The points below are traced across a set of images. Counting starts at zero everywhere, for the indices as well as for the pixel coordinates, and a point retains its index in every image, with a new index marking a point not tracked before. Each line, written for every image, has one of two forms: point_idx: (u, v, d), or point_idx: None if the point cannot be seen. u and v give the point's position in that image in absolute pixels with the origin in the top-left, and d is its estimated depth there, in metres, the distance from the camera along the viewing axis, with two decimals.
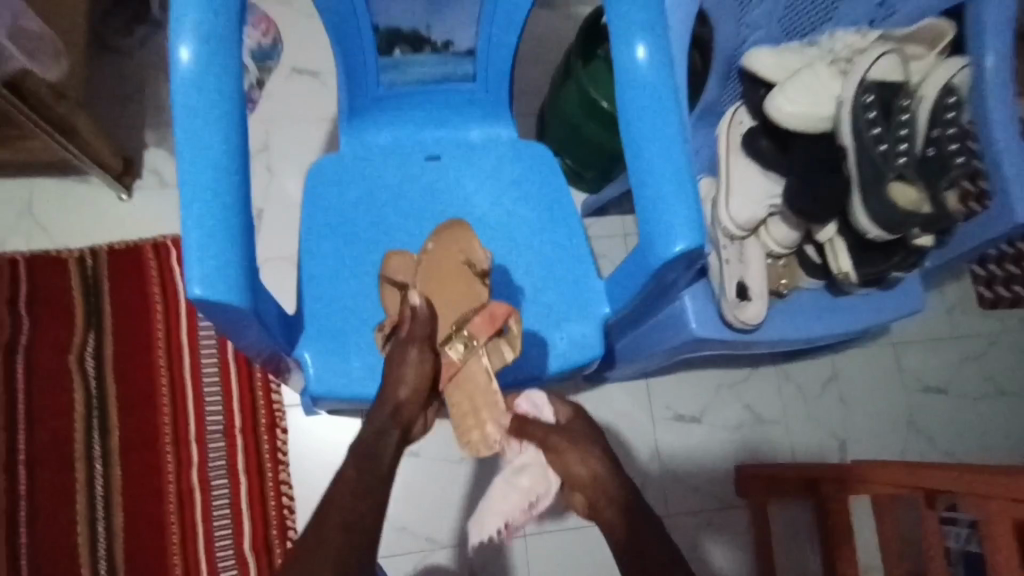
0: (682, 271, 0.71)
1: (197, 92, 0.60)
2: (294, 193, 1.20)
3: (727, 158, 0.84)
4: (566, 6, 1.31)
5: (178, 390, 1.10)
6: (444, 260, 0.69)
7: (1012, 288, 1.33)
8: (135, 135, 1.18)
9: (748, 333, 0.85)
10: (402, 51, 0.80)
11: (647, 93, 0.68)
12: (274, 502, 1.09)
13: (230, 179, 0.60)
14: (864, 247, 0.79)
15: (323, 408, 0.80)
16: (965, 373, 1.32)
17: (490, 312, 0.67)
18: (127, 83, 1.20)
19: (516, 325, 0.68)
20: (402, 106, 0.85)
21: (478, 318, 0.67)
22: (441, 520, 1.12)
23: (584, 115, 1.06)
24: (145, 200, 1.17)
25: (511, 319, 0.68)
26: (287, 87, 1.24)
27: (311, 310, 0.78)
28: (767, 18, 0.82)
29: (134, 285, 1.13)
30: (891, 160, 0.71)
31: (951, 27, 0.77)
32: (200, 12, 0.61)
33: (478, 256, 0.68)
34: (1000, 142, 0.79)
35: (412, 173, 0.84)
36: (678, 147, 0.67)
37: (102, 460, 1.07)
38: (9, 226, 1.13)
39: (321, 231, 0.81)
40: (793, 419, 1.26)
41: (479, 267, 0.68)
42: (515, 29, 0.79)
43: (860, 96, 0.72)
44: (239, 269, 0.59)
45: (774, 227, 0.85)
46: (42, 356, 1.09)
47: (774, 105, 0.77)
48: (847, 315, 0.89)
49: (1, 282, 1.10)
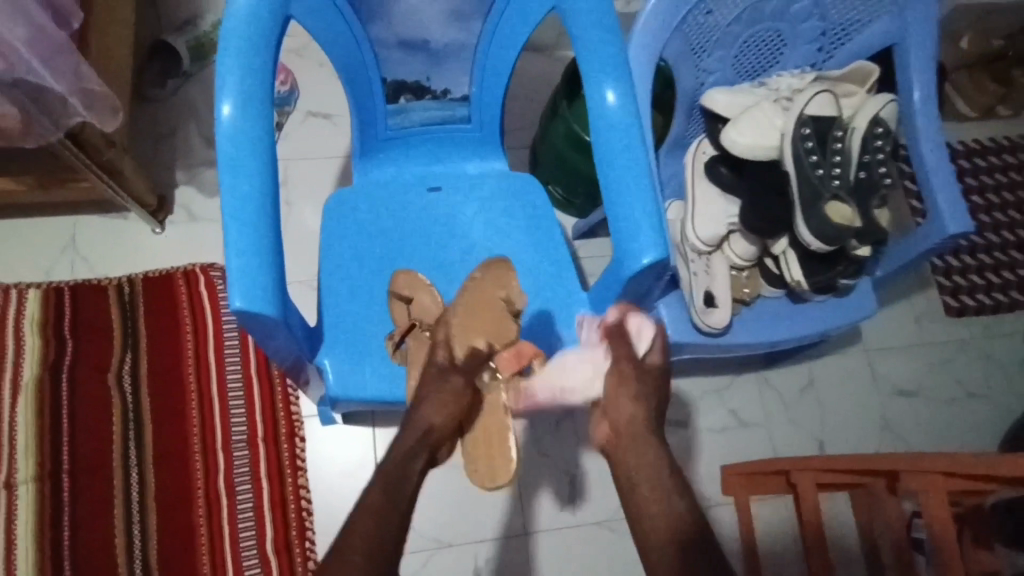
0: (654, 282, 0.81)
1: (235, 142, 0.73)
2: (309, 223, 1.32)
3: (693, 184, 0.96)
4: (552, 51, 1.45)
5: (206, 403, 1.21)
6: (484, 294, 0.73)
7: (975, 297, 1.45)
8: (168, 175, 1.31)
9: (716, 337, 0.97)
10: (407, 99, 0.93)
11: (616, 130, 0.79)
12: (294, 506, 1.18)
13: (265, 211, 0.72)
14: (811, 257, 0.92)
15: (340, 409, 0.91)
16: (936, 378, 1.41)
17: (518, 351, 0.72)
18: (161, 129, 1.33)
19: (540, 365, 0.74)
20: (407, 145, 0.98)
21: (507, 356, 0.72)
22: (446, 520, 1.21)
23: (570, 148, 1.18)
24: (177, 233, 1.30)
25: (535, 360, 0.74)
26: (302, 128, 1.38)
27: (329, 323, 0.90)
28: (720, 64, 0.96)
29: (167, 309, 1.24)
30: (826, 184, 0.83)
31: (877, 68, 0.90)
32: (239, 75, 0.73)
33: (518, 296, 0.74)
34: (930, 165, 0.91)
35: (417, 202, 0.96)
36: (644, 175, 0.78)
37: (137, 469, 1.15)
38: (54, 258, 1.25)
39: (338, 255, 0.93)
40: (775, 423, 1.34)
41: (514, 306, 0.73)
42: (503, 78, 0.92)
43: (798, 129, 0.84)
44: (273, 285, 0.70)
45: (734, 243, 0.97)
46: (83, 374, 1.19)
47: (728, 138, 0.89)
48: (803, 320, 1.01)
49: (47, 308, 1.21)
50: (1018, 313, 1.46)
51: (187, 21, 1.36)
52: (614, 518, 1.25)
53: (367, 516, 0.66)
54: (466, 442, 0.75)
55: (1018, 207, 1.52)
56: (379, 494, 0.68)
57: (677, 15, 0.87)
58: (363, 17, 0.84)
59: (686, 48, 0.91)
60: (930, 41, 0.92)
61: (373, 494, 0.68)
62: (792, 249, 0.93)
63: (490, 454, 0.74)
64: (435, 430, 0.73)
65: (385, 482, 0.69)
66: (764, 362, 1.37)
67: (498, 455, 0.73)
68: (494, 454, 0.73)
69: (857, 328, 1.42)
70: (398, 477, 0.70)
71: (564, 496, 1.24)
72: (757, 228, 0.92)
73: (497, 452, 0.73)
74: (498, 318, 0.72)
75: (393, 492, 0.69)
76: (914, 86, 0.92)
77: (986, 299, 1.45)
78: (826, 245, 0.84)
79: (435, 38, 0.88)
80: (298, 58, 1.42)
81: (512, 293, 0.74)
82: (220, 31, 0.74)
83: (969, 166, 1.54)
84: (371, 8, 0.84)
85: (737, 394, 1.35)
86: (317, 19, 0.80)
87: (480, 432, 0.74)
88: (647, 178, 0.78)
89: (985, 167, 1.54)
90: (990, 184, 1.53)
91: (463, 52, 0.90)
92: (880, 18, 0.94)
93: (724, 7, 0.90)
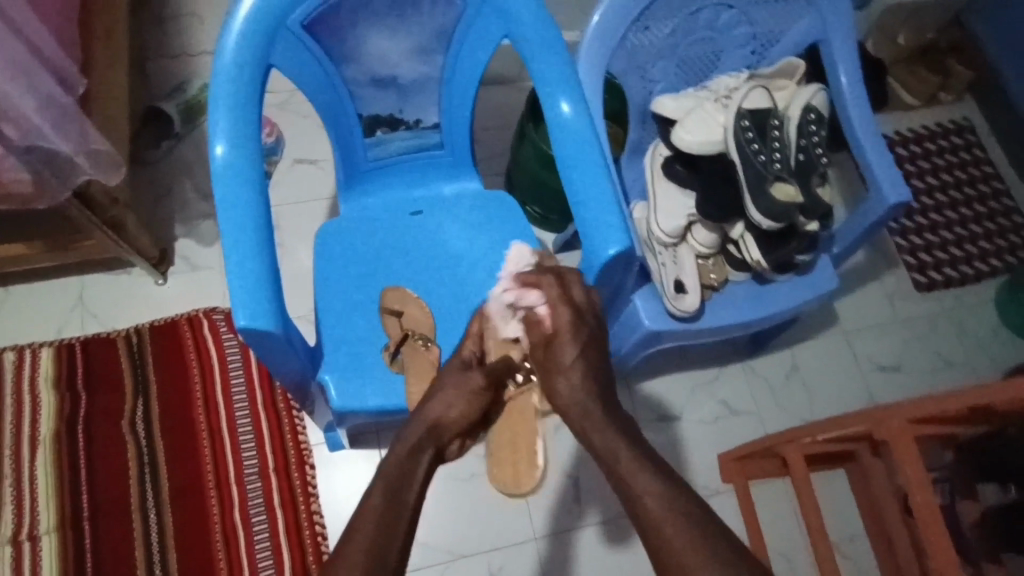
0: (624, 272, 0.87)
1: (231, 180, 0.81)
2: (303, 261, 1.40)
3: (653, 185, 1.06)
4: (515, 82, 1.56)
5: (217, 440, 1.26)
6: None
7: (942, 271, 1.52)
8: (167, 230, 1.39)
9: (690, 321, 1.05)
10: (383, 131, 1.01)
11: (573, 136, 0.87)
12: (309, 531, 1.22)
13: (262, 238, 0.80)
14: (766, 237, 1.01)
15: (348, 422, 0.97)
16: (913, 351, 1.47)
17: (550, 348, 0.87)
18: (158, 187, 1.42)
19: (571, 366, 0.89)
20: (387, 173, 1.06)
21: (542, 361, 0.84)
22: (457, 533, 1.24)
23: (541, 167, 1.27)
24: (179, 283, 1.37)
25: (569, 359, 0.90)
26: (290, 175, 1.47)
27: (329, 342, 0.96)
28: (664, 73, 1.08)
29: (174, 354, 1.30)
30: (768, 168, 0.94)
31: (801, 61, 1.04)
32: (230, 121, 0.82)
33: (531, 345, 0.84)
34: (864, 141, 1.02)
35: (401, 223, 1.04)
36: (602, 174, 0.86)
37: (155, 510, 1.20)
38: (64, 317, 1.32)
39: (334, 279, 1.00)
40: (765, 408, 1.39)
41: None
42: (467, 104, 1.00)
43: (739, 122, 0.96)
44: (272, 303, 0.77)
45: (696, 232, 1.07)
46: (98, 423, 1.24)
47: (677, 136, 0.99)
48: (772, 297, 1.09)
49: (61, 364, 1.27)
50: (984, 283, 1.53)
51: (176, 88, 1.47)
52: (619, 516, 1.28)
53: (368, 518, 0.64)
54: (492, 446, 0.86)
55: (970, 184, 1.61)
56: (380, 500, 0.66)
57: (617, 34, 0.99)
58: (336, 59, 0.92)
59: (632, 62, 1.04)
60: (849, 41, 1.04)
61: (374, 499, 0.66)
62: (749, 232, 1.03)
63: (514, 458, 0.85)
64: (444, 423, 0.76)
65: (387, 484, 0.68)
66: (747, 351, 1.43)
67: (523, 461, 0.85)
68: (520, 459, 0.85)
69: (833, 312, 1.48)
70: (397, 479, 0.69)
71: (568, 499, 1.28)
72: (713, 215, 1.01)
73: (522, 456, 0.85)
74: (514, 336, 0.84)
75: (396, 495, 0.67)
76: (841, 74, 1.04)
77: (952, 273, 1.52)
78: (776, 223, 0.94)
79: (403, 74, 0.96)
80: (281, 111, 1.52)
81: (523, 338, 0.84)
82: (210, 82, 0.83)
83: (919, 150, 1.63)
84: (342, 52, 0.92)
85: (725, 385, 1.40)
86: (295, 66, 0.89)
87: (507, 433, 0.86)
88: (604, 177, 0.86)
89: (934, 150, 1.64)
90: (941, 165, 1.62)
91: (429, 85, 0.99)
92: (802, 18, 1.07)
93: (659, 24, 1.02)
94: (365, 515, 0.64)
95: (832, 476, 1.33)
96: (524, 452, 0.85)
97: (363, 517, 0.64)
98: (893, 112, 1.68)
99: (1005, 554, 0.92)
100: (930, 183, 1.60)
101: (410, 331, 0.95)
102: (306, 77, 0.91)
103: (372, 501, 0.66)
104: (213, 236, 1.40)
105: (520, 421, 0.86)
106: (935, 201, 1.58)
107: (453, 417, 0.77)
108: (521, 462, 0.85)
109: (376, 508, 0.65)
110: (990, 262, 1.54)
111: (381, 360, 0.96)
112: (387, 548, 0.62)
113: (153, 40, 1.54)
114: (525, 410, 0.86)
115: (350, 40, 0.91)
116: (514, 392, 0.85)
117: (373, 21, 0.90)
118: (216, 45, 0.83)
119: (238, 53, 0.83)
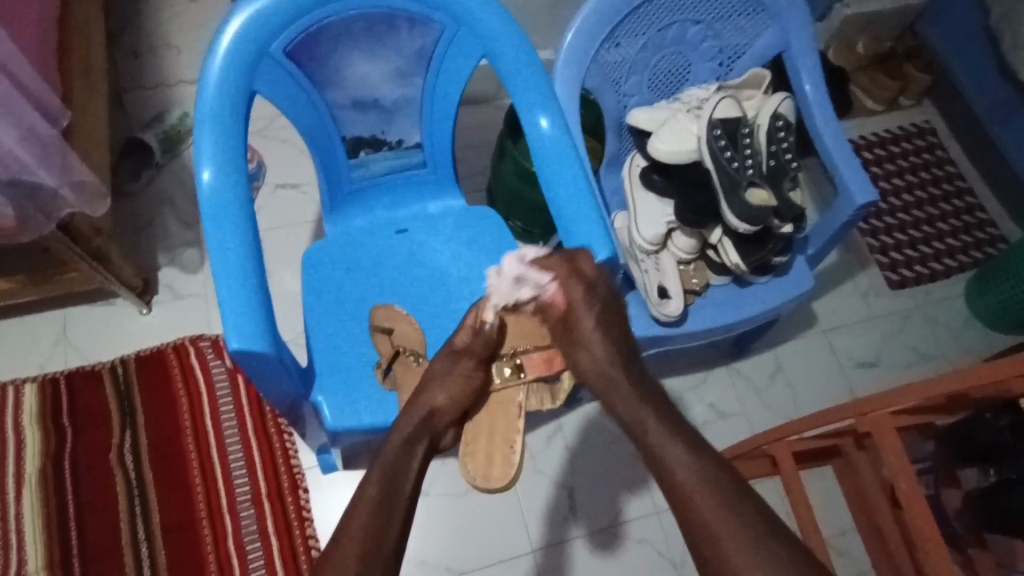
0: (609, 280, 0.90)
1: (218, 203, 0.82)
2: (289, 283, 1.40)
3: (633, 195, 1.11)
4: (491, 100, 1.59)
5: (207, 468, 1.24)
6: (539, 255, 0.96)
7: (913, 269, 1.57)
8: (150, 259, 1.39)
9: (674, 326, 1.09)
10: (367, 152, 1.03)
11: (553, 149, 0.90)
12: (304, 557, 1.21)
13: (250, 261, 0.81)
14: (742, 240, 1.05)
15: (343, 440, 0.98)
16: (891, 346, 1.51)
17: (548, 358, 0.86)
18: (139, 217, 1.42)
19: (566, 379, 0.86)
20: (371, 193, 1.08)
21: (540, 358, 0.86)
22: (454, 550, 1.24)
23: (521, 182, 1.28)
24: (163, 312, 1.36)
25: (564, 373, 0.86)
26: (272, 200, 1.47)
27: (321, 362, 0.97)
28: (637, 87, 1.12)
29: (161, 384, 1.29)
30: (741, 174, 0.99)
31: (767, 73, 1.09)
32: (215, 147, 0.83)
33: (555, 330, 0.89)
34: (831, 147, 1.07)
35: (387, 242, 1.06)
36: (583, 184, 0.89)
37: (147, 543, 1.18)
38: (46, 352, 1.30)
39: (323, 300, 1.01)
40: (751, 409, 1.42)
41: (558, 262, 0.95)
42: (448, 121, 1.03)
43: (711, 131, 1.00)
44: (263, 324, 0.78)
45: (677, 239, 1.11)
46: (86, 458, 1.22)
47: (653, 147, 1.04)
48: (752, 300, 1.12)
49: (46, 400, 1.25)
50: (954, 278, 1.58)
51: (156, 118, 1.48)
52: (615, 522, 1.29)
53: (364, 507, 0.69)
54: (468, 436, 0.85)
55: (934, 183, 1.67)
56: (369, 503, 0.69)
57: (588, 52, 1.03)
58: (318, 84, 0.94)
59: (605, 78, 1.07)
60: (809, 48, 1.10)
61: (369, 490, 0.70)
62: (726, 237, 1.07)
63: (489, 450, 0.85)
64: (439, 411, 0.81)
65: (381, 476, 0.72)
66: (731, 354, 1.45)
67: (497, 455, 0.84)
68: (494, 453, 0.84)
69: (811, 312, 1.52)
70: (390, 481, 0.71)
71: (564, 510, 1.29)
72: (690, 221, 1.05)
73: (497, 452, 0.84)
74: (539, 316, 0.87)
75: (392, 483, 0.71)
76: (805, 81, 1.09)
77: (923, 269, 1.57)
78: (751, 227, 0.99)
79: (384, 96, 0.98)
80: (261, 137, 1.53)
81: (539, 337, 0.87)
82: (194, 112, 0.84)
83: (884, 153, 1.69)
84: (324, 77, 0.94)
85: (712, 388, 1.43)
86: (277, 91, 0.91)
87: (485, 420, 0.86)
88: (585, 190, 0.89)
89: (899, 152, 1.70)
90: (905, 166, 1.68)
91: (411, 105, 1.01)
92: (766, 30, 1.12)
93: (629, 41, 1.07)
94: (361, 516, 0.68)
95: (821, 474, 1.35)
96: (499, 445, 0.85)
97: (358, 506, 0.69)
98: (857, 117, 1.74)
99: (988, 537, 0.96)
100: (897, 184, 1.66)
101: (400, 347, 0.94)
102: (287, 101, 0.93)
103: (368, 491, 0.70)
104: (197, 264, 1.40)
105: (501, 415, 0.86)
106: (902, 201, 1.64)
107: (453, 407, 0.81)
108: (496, 457, 0.84)
109: (373, 499, 0.69)
110: (958, 258, 1.59)
111: (374, 377, 0.97)
112: (384, 536, 0.67)
113: (129, 72, 1.54)
114: (508, 403, 0.86)
115: (331, 65, 0.93)
116: (501, 382, 0.86)
117: (352, 46, 0.93)
118: (200, 73, 0.84)
119: (220, 82, 0.84)
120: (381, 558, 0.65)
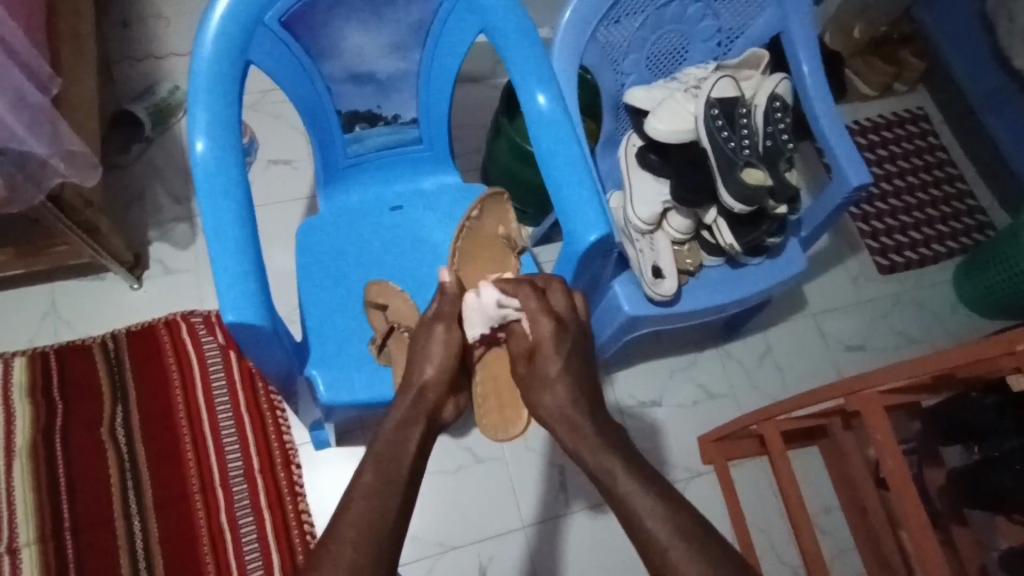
0: (603, 259, 0.89)
1: (212, 174, 0.81)
2: (282, 260, 1.40)
3: (628, 176, 1.12)
4: (489, 79, 1.58)
5: (199, 443, 1.24)
6: (488, 227, 0.95)
7: (903, 254, 1.59)
8: (140, 234, 1.38)
9: (667, 306, 1.10)
10: (362, 127, 1.02)
11: (550, 124, 0.88)
12: (297, 531, 1.22)
13: (247, 233, 0.80)
14: (737, 221, 1.07)
15: (339, 416, 0.98)
16: (878, 331, 1.53)
17: None
18: (129, 190, 1.40)
19: None
20: (366, 169, 1.07)
21: None
22: (446, 526, 1.25)
23: (516, 161, 1.28)
24: (154, 287, 1.35)
25: None
26: (264, 177, 1.46)
27: (315, 337, 0.97)
28: (635, 67, 1.12)
29: (152, 358, 1.29)
30: (738, 153, 1.00)
31: (766, 53, 1.09)
32: (208, 117, 0.82)
33: (516, 233, 0.94)
34: (829, 131, 1.07)
35: (382, 219, 1.05)
36: (580, 160, 0.87)
37: (139, 516, 1.18)
38: (35, 327, 1.29)
39: (317, 277, 1.01)
40: (739, 389, 1.44)
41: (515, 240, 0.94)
42: (445, 98, 1.02)
43: (708, 111, 1.00)
44: (259, 297, 0.77)
45: (672, 219, 1.12)
46: (77, 431, 1.22)
47: (650, 125, 1.04)
48: (744, 282, 1.14)
49: (36, 373, 1.24)
50: (942, 264, 1.60)
51: (146, 91, 1.46)
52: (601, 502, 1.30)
53: (359, 494, 0.67)
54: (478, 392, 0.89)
55: (925, 170, 1.68)
56: (371, 477, 0.68)
57: (587, 30, 1.03)
58: (313, 54, 0.93)
59: (603, 56, 1.08)
60: (808, 29, 1.10)
61: (365, 476, 0.68)
62: (722, 217, 1.08)
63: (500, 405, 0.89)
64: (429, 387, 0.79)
65: (377, 462, 0.70)
66: (721, 335, 1.47)
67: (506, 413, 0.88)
68: (506, 406, 0.89)
69: (801, 295, 1.53)
70: (387, 456, 0.71)
71: (555, 489, 1.30)
72: (686, 201, 1.06)
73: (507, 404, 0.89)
74: (502, 251, 0.94)
75: (387, 464, 0.70)
76: (802, 62, 1.09)
77: (912, 255, 1.59)
78: (747, 206, 1.00)
79: (380, 70, 0.98)
80: (252, 111, 1.51)
81: (511, 229, 0.94)
82: (187, 84, 0.83)
83: (877, 138, 1.70)
84: (318, 48, 0.93)
85: (702, 369, 1.44)
86: (273, 63, 0.90)
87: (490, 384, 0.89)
88: (582, 165, 0.87)
89: (891, 138, 1.71)
90: (897, 152, 1.69)
91: (408, 79, 1.00)
92: (764, 11, 1.13)
93: (628, 19, 1.06)
94: (354, 494, 0.67)
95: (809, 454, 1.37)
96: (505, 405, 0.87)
97: (355, 491, 0.67)
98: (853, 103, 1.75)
99: (969, 515, 0.99)
100: (888, 169, 1.66)
101: (395, 324, 0.93)
102: (283, 73, 0.92)
103: (363, 478, 0.68)
104: (188, 239, 1.39)
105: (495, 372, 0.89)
106: (894, 186, 1.65)
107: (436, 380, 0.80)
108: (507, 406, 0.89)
109: (367, 485, 0.67)
110: (947, 244, 1.61)
111: (368, 352, 0.97)
112: (385, 508, 0.66)
113: (117, 43, 1.52)
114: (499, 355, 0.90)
115: (327, 36, 0.92)
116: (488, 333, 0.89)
117: (349, 17, 0.92)
118: (194, 42, 0.83)
119: (214, 50, 0.83)
120: (381, 536, 0.63)
